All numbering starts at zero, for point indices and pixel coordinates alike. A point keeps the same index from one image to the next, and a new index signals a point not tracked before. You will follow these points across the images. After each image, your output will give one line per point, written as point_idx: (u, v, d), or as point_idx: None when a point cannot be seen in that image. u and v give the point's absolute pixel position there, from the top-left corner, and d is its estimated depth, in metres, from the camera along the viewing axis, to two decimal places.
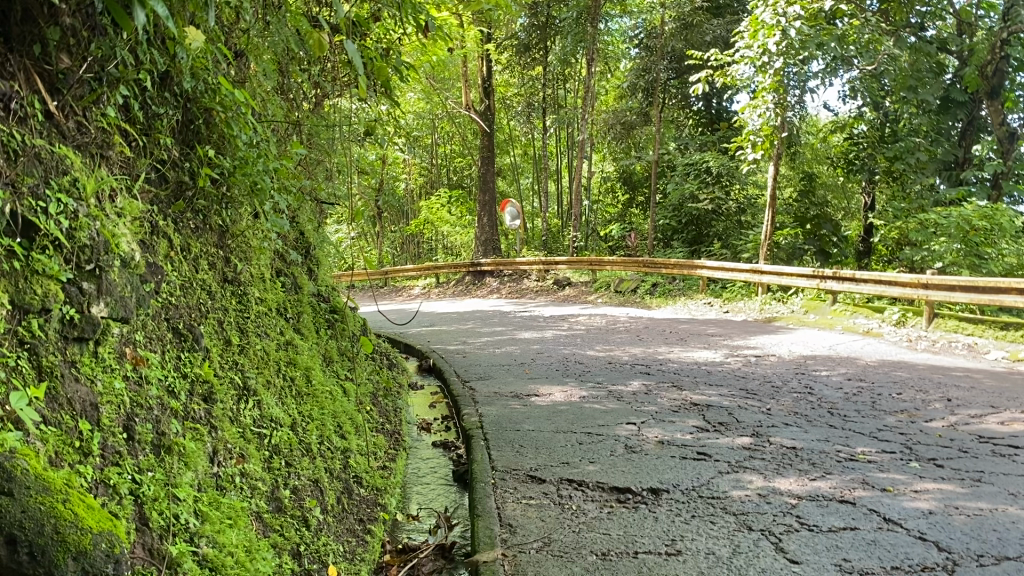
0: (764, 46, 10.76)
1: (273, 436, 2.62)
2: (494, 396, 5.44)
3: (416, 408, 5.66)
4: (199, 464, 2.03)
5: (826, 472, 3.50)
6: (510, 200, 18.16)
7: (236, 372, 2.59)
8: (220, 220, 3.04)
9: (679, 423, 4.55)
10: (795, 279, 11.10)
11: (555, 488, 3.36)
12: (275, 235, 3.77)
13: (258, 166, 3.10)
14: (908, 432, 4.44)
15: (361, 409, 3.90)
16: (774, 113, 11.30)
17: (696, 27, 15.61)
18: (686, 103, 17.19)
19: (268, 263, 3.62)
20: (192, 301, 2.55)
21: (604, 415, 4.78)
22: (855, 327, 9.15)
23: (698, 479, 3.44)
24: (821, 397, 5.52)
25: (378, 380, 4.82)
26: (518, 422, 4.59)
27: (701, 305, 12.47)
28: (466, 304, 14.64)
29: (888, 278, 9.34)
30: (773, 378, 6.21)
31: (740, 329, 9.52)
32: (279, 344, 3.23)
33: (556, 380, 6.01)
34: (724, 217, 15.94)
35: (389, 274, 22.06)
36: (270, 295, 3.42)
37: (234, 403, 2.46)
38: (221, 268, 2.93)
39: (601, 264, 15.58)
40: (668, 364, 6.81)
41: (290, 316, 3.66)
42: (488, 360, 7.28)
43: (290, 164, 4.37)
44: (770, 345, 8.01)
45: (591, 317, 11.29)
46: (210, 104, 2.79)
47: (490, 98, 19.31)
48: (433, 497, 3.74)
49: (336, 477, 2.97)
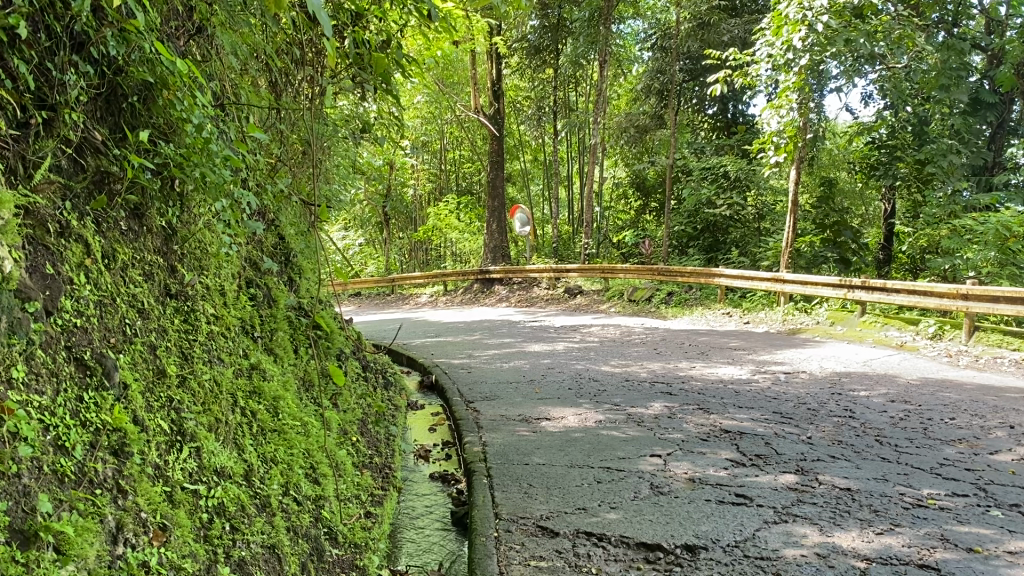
0: (789, 42, 10.18)
1: (217, 494, 2.07)
2: (500, 421, 4.87)
3: (415, 433, 5.10)
4: (88, 550, 1.50)
5: (895, 524, 2.92)
6: (519, 206, 17.63)
7: (168, 410, 2.06)
8: (164, 222, 2.51)
9: (710, 457, 3.97)
10: (820, 289, 10.49)
11: (570, 544, 2.80)
12: (239, 241, 3.22)
13: (210, 155, 2.57)
14: (975, 467, 3.86)
15: (344, 443, 3.36)
16: (798, 112, 10.85)
17: (714, 27, 15.08)
18: (701, 106, 16.70)
19: (232, 275, 3.09)
20: (112, 323, 2.01)
21: (624, 444, 4.22)
22: (888, 341, 8.55)
23: (740, 533, 2.87)
24: (865, 422, 4.95)
25: (369, 404, 4.27)
26: (525, 454, 4.03)
27: (720, 315, 11.87)
28: (473, 313, 14.11)
29: (922, 288, 8.72)
30: (808, 400, 5.63)
31: (764, 342, 8.91)
32: (239, 371, 2.70)
33: (569, 401, 5.44)
34: (742, 223, 15.39)
35: (395, 281, 21.57)
36: (232, 310, 2.89)
37: (162, 456, 1.92)
38: (162, 279, 2.40)
39: (615, 272, 15.04)
40: (690, 382, 6.23)
41: (258, 335, 3.13)
42: (496, 376, 6.73)
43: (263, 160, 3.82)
44: (798, 361, 7.41)
45: (604, 328, 10.72)
46: (140, 74, 2.25)
47: (500, 101, 18.72)
48: (425, 547, 3.19)
49: (302, 535, 2.42)
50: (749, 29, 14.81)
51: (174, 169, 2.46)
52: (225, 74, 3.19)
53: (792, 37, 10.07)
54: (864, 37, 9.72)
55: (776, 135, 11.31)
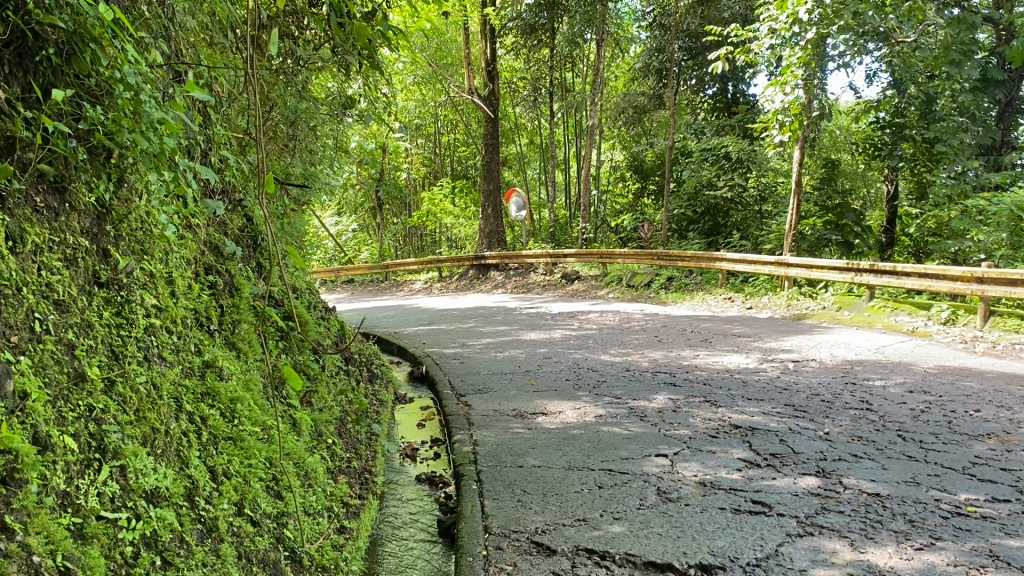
0: (795, 15, 9.75)
1: (146, 521, 1.73)
2: (492, 417, 4.53)
3: (401, 429, 4.77)
4: None
5: (935, 539, 2.59)
6: (515, 189, 17.22)
7: (85, 424, 1.71)
8: (94, 198, 2.15)
9: (721, 457, 3.63)
10: (825, 273, 10.15)
11: (569, 565, 2.47)
12: (188, 225, 2.85)
13: (145, 119, 2.20)
14: (1011, 467, 3.53)
15: (314, 447, 3.02)
16: (803, 89, 10.38)
17: (714, 4, 14.65)
18: (701, 86, 16.28)
19: (185, 262, 2.74)
20: (14, 318, 1.65)
21: (626, 442, 3.88)
22: (898, 326, 8.23)
23: (762, 549, 2.54)
24: (884, 416, 4.62)
25: (348, 401, 3.93)
26: (519, 454, 3.69)
27: (721, 300, 11.53)
28: (468, 300, 13.77)
29: (933, 271, 8.37)
30: (821, 391, 5.30)
31: (770, 328, 8.57)
32: (186, 373, 2.36)
33: (568, 394, 5.11)
34: (743, 206, 15.02)
35: (389, 267, 21.18)
36: (182, 302, 2.54)
37: (71, 484, 1.58)
38: (91, 264, 2.04)
39: (612, 256, 14.69)
40: (694, 371, 5.88)
41: (215, 327, 2.78)
42: (490, 366, 6.39)
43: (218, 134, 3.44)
44: (807, 348, 7.07)
45: (603, 314, 10.38)
46: (51, 20, 1.88)
47: (495, 82, 18.22)
48: (408, 563, 2.86)
49: (257, 563, 2.10)
50: (749, 6, 14.40)
51: (103, 135, 2.09)
52: (172, 34, 2.81)
53: (798, 10, 9.63)
54: (874, 9, 9.19)
55: (781, 112, 10.88)
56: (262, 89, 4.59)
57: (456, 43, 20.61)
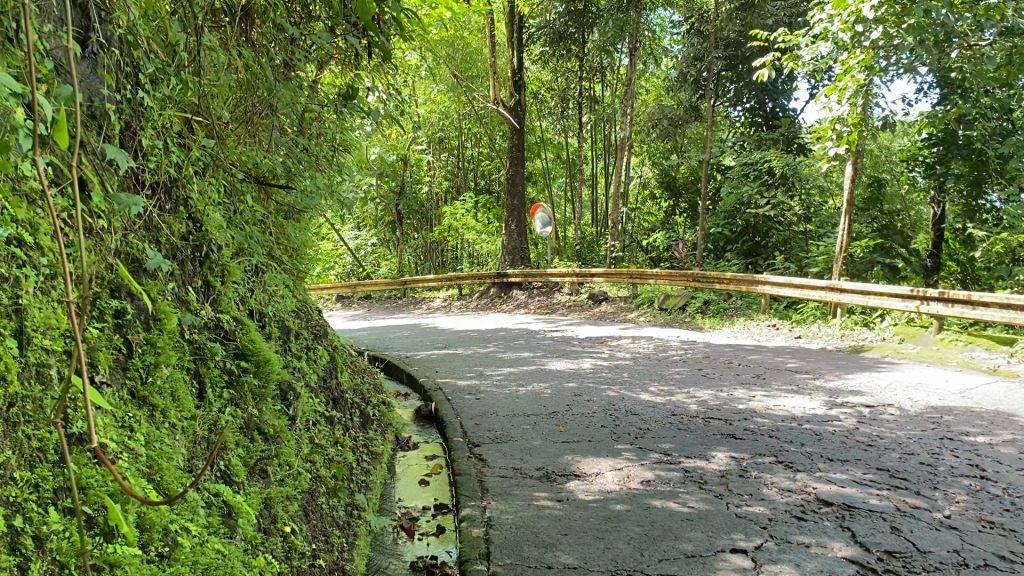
0: (857, 13, 8.74)
1: None
2: (512, 480, 3.60)
3: (400, 490, 3.85)
4: None
5: None
6: (540, 204, 16.27)
7: None
8: None
9: (819, 557, 2.68)
10: (884, 300, 9.09)
11: None
12: (78, 227, 1.98)
13: None
14: None
15: (252, 547, 2.11)
16: (863, 95, 9.41)
17: (757, 9, 13.76)
18: (738, 99, 15.36)
19: (61, 283, 1.84)
20: None
21: (689, 527, 2.95)
22: (976, 363, 7.19)
23: None
24: (1010, 489, 3.63)
25: (325, 465, 3.03)
26: (547, 546, 2.77)
27: (764, 327, 10.54)
28: (490, 321, 12.84)
29: (1017, 302, 7.28)
30: (915, 450, 4.30)
31: (829, 362, 7.57)
32: (20, 464, 1.47)
33: (605, 446, 4.17)
34: (787, 226, 14.10)
35: (407, 283, 20.33)
36: (36, 345, 1.64)
37: None
38: None
39: (643, 277, 13.75)
40: (755, 419, 4.92)
41: (103, 379, 1.87)
42: (509, 404, 5.48)
43: (148, 109, 2.56)
44: (878, 390, 6.05)
45: (635, 341, 9.42)
46: None
47: (521, 93, 17.28)
48: None
49: None
50: (795, 12, 13.52)
51: None
52: None
53: (860, 7, 8.61)
54: (946, 7, 8.14)
55: (837, 122, 9.94)
56: (238, 70, 3.71)
57: (482, 54, 19.89)
